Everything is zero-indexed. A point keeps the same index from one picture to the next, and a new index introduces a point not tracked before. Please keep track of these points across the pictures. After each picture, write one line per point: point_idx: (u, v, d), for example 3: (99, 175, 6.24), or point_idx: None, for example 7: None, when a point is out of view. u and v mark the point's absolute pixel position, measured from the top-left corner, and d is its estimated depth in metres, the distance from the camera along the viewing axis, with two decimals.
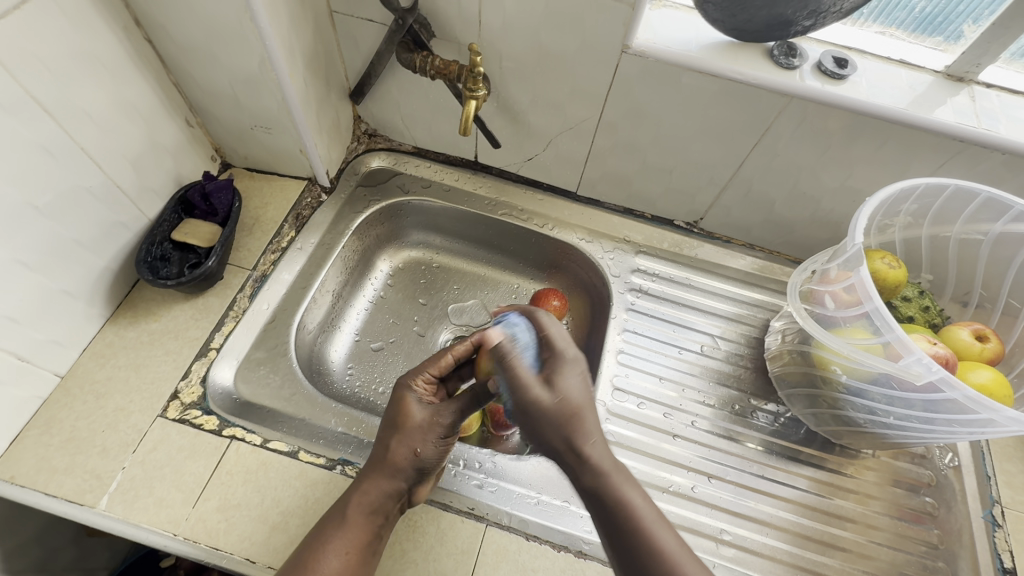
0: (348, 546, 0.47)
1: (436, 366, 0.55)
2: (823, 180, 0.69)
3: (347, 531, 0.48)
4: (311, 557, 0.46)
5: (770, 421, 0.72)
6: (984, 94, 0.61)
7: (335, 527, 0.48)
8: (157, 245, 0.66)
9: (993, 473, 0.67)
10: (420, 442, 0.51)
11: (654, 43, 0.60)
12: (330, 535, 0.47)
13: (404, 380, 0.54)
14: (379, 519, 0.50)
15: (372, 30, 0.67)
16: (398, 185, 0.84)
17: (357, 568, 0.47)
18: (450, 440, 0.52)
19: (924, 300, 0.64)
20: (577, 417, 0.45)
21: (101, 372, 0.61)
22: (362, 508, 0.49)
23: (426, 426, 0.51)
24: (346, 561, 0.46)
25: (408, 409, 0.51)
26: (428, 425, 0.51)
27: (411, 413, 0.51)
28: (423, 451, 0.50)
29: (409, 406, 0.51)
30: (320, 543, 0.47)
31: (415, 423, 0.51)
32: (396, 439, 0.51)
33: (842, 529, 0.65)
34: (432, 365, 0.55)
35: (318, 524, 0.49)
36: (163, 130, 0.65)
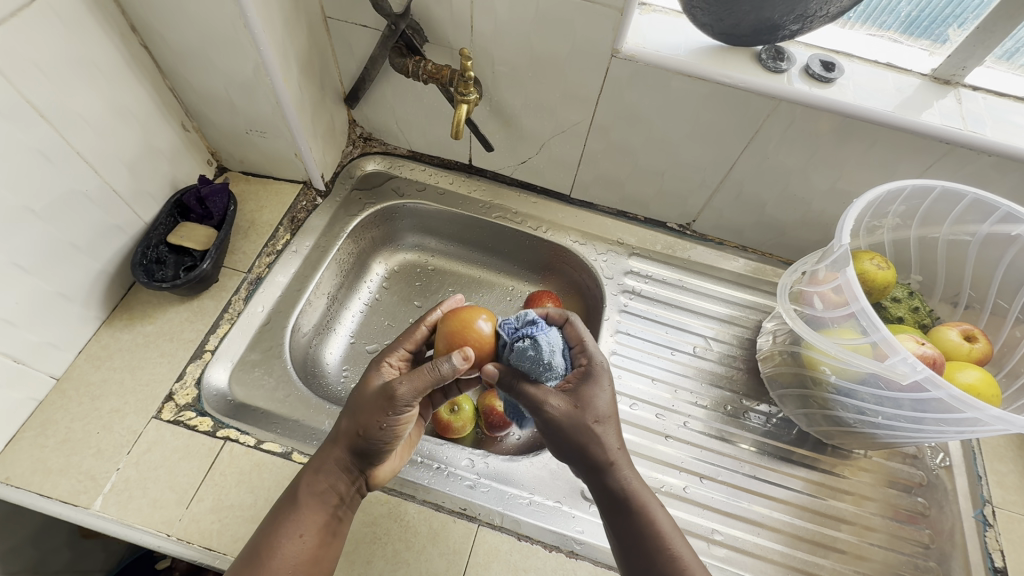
0: (303, 530, 0.49)
1: (410, 343, 0.57)
2: (813, 182, 0.69)
3: (301, 516, 0.49)
4: (268, 541, 0.48)
5: (762, 422, 0.72)
6: (971, 96, 0.61)
7: (290, 511, 0.50)
8: (153, 248, 0.66)
9: (984, 473, 0.67)
10: (364, 420, 0.50)
11: (643, 48, 0.61)
12: (285, 518, 0.49)
13: (376, 359, 0.55)
14: (332, 501, 0.51)
15: (366, 35, 0.68)
16: (393, 188, 0.85)
17: (315, 550, 0.49)
18: (397, 416, 0.49)
19: (914, 301, 0.64)
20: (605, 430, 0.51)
21: (97, 374, 0.61)
22: (314, 492, 0.50)
23: (371, 403, 0.50)
24: (303, 544, 0.48)
25: (365, 386, 0.53)
26: (373, 402, 0.50)
27: (363, 389, 0.52)
28: (366, 430, 0.50)
29: (367, 376, 0.54)
30: (277, 529, 0.49)
31: (366, 400, 0.51)
32: (349, 418, 0.52)
33: (834, 529, 0.65)
34: (408, 343, 0.57)
35: (277, 506, 0.51)
36: (159, 134, 0.66)
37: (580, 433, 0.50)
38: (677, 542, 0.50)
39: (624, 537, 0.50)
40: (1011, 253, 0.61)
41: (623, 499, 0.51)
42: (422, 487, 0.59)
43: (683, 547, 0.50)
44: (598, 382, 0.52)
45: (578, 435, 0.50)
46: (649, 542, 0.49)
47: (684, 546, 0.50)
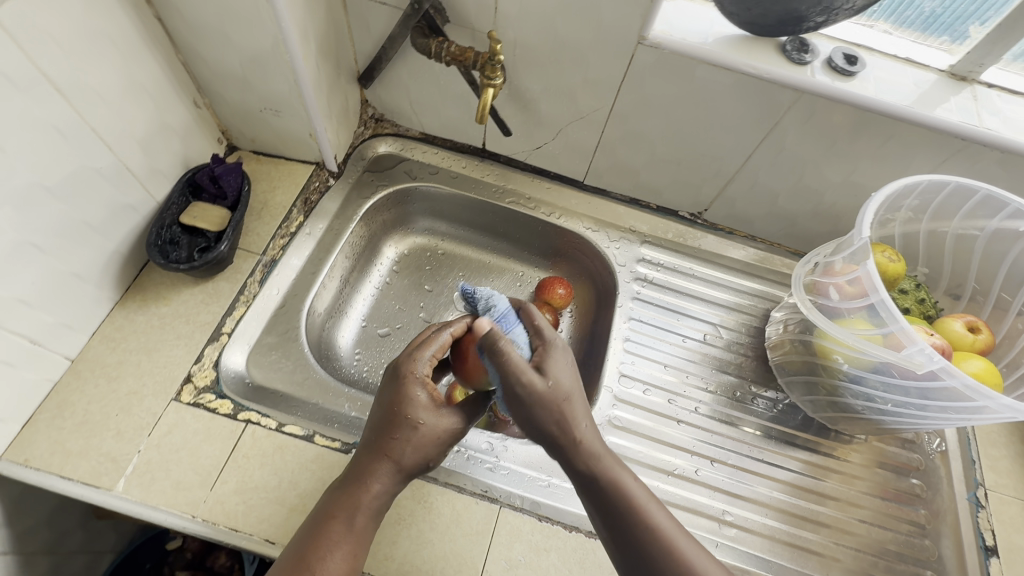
0: (352, 547, 0.47)
1: (438, 349, 0.53)
2: (827, 176, 0.70)
3: (353, 536, 0.47)
4: (316, 563, 0.45)
5: (768, 407, 0.74)
6: (986, 94, 0.63)
7: (340, 530, 0.46)
8: (166, 229, 0.65)
9: (978, 458, 0.70)
10: (431, 449, 0.50)
11: (669, 35, 0.61)
12: (336, 537, 0.46)
13: (415, 373, 0.51)
14: (379, 515, 0.50)
15: (385, 13, 0.66)
16: (405, 170, 0.84)
17: (360, 564, 0.48)
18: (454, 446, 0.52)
19: (920, 293, 0.66)
20: (567, 406, 0.48)
21: (112, 356, 0.60)
22: (367, 513, 0.48)
23: (440, 432, 0.49)
24: (352, 562, 0.46)
25: (422, 412, 0.49)
26: (443, 435, 0.50)
27: (424, 416, 0.49)
28: (432, 461, 0.50)
29: (413, 398, 0.49)
30: (325, 547, 0.45)
31: (429, 435, 0.49)
32: (409, 445, 0.48)
33: (833, 509, 0.68)
34: (432, 347, 0.52)
35: (316, 522, 0.47)
36: (172, 111, 0.64)
37: (552, 411, 0.47)
38: (683, 543, 0.46)
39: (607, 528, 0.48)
40: (1016, 249, 0.62)
41: (579, 463, 0.48)
42: (443, 469, 0.60)
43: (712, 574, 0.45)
44: (558, 357, 0.50)
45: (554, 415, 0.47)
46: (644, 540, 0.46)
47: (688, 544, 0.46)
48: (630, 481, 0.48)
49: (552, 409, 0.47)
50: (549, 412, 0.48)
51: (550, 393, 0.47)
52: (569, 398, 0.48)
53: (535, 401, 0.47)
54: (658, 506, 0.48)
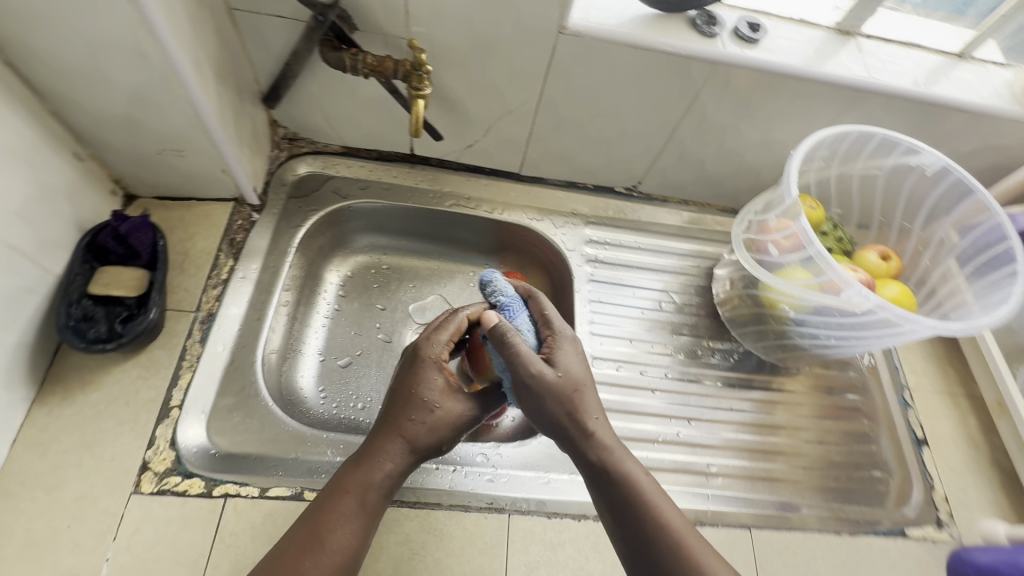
0: (360, 524, 0.48)
1: (456, 333, 0.56)
2: (745, 137, 0.75)
3: (363, 512, 0.48)
4: (324, 533, 0.46)
5: (726, 358, 0.80)
6: (867, 45, 0.69)
7: (348, 504, 0.48)
8: (76, 305, 0.56)
9: (900, 364, 0.80)
10: (445, 432, 0.52)
11: (587, 22, 0.61)
12: (343, 510, 0.47)
13: (431, 356, 0.53)
14: (392, 496, 0.51)
15: (284, 27, 0.61)
16: (333, 190, 0.79)
17: (369, 542, 0.48)
18: (465, 433, 0.54)
19: (838, 232, 0.74)
20: (580, 392, 0.51)
21: (44, 462, 0.53)
22: (381, 491, 0.49)
23: (451, 415, 0.52)
24: (359, 538, 0.47)
25: (439, 394, 0.52)
26: (454, 419, 0.52)
27: (439, 399, 0.52)
28: (443, 446, 0.52)
29: (430, 380, 0.52)
30: (333, 518, 0.47)
31: (446, 418, 0.51)
32: (424, 425, 0.51)
33: (795, 437, 0.75)
34: (450, 331, 0.56)
35: (327, 496, 0.48)
36: (52, 171, 0.55)
37: (562, 398, 0.51)
38: (696, 546, 0.47)
39: (614, 513, 0.49)
40: (911, 179, 0.71)
41: (604, 468, 0.50)
42: (445, 492, 0.59)
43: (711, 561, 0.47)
44: (569, 348, 0.54)
45: (567, 405, 0.50)
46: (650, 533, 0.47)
47: (702, 547, 0.47)
48: (640, 476, 0.50)
49: (563, 399, 0.50)
50: (558, 399, 0.51)
51: (563, 384, 0.51)
52: (580, 388, 0.51)
53: (540, 390, 0.51)
54: (666, 499, 0.49)
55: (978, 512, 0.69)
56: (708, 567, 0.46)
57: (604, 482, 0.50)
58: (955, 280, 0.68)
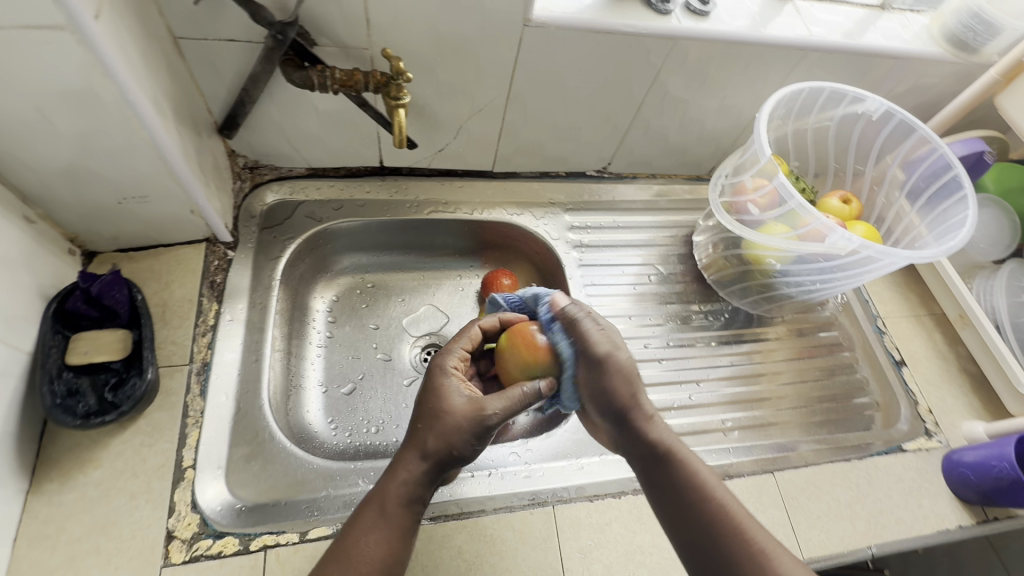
0: (386, 536, 0.46)
1: (469, 342, 0.58)
2: (705, 106, 0.78)
3: (387, 523, 0.46)
4: (351, 549, 0.45)
5: (717, 318, 0.85)
6: (803, 6, 0.74)
7: (372, 517, 0.46)
8: (58, 379, 0.51)
9: (869, 296, 0.87)
10: (457, 434, 0.49)
11: (550, 12, 0.61)
12: (368, 524, 0.46)
13: (441, 364, 0.54)
14: (418, 510, 0.48)
15: (237, 51, 0.57)
16: (306, 214, 0.76)
17: (400, 557, 0.46)
18: (484, 437, 0.51)
19: (801, 184, 0.78)
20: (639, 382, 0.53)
21: (55, 555, 0.48)
22: (399, 501, 0.47)
23: (462, 417, 0.49)
24: (386, 551, 0.46)
25: (447, 398, 0.51)
26: (463, 419, 0.49)
27: (446, 400, 0.50)
28: (458, 452, 0.49)
29: (441, 386, 0.52)
30: (358, 532, 0.46)
31: (454, 418, 0.49)
32: (434, 429, 0.49)
33: (789, 381, 0.81)
34: (465, 342, 0.58)
35: (354, 514, 0.48)
36: (5, 239, 0.50)
37: (624, 388, 0.53)
38: (758, 536, 0.48)
39: (670, 515, 0.51)
40: (859, 126, 0.76)
41: (665, 458, 0.52)
42: (487, 498, 0.59)
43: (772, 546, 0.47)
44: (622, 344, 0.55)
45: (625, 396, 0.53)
46: (714, 522, 0.49)
47: (766, 539, 0.48)
48: (702, 470, 0.52)
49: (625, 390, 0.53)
50: (626, 389, 0.53)
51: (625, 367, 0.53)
52: (636, 390, 0.53)
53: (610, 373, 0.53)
54: (731, 496, 0.50)
55: (957, 416, 0.77)
56: (770, 550, 0.47)
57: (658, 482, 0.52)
58: (909, 217, 0.75)
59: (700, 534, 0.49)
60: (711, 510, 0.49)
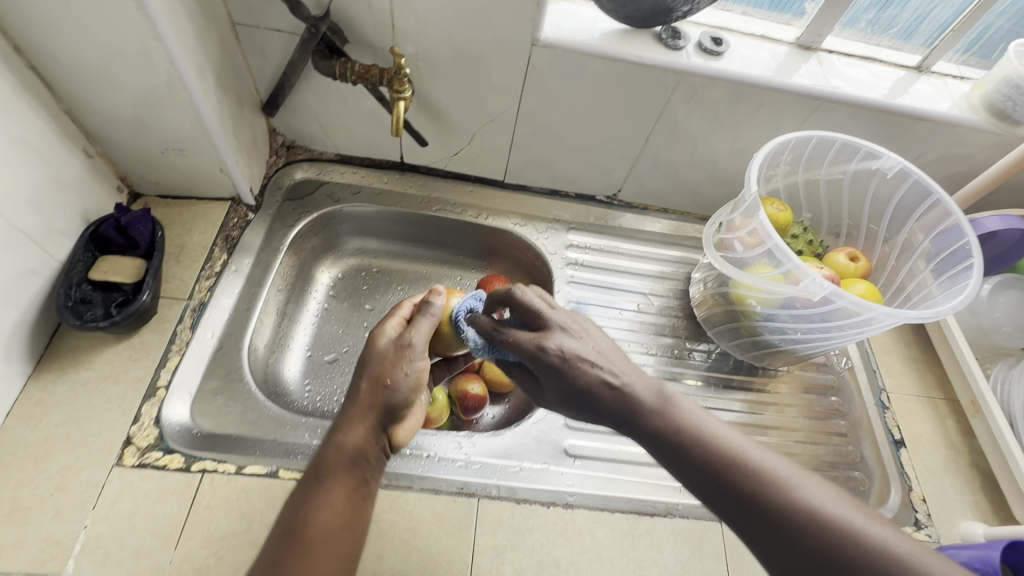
0: (335, 501, 0.47)
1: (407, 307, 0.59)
2: (716, 145, 0.79)
3: (331, 487, 0.47)
4: (298, 516, 0.46)
5: (704, 358, 0.82)
6: (827, 59, 0.74)
7: (318, 484, 0.48)
8: (76, 287, 0.60)
9: (878, 367, 0.81)
10: (388, 370, 0.52)
11: (559, 35, 0.66)
12: (314, 492, 0.47)
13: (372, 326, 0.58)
14: (361, 468, 0.49)
15: (281, 40, 0.67)
16: (326, 194, 0.83)
17: (347, 515, 0.47)
18: (415, 364, 0.53)
19: (808, 235, 0.76)
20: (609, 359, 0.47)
21: (34, 434, 0.55)
22: (341, 461, 0.48)
23: (386, 351, 0.53)
24: (333, 513, 0.46)
25: (373, 343, 0.55)
26: (389, 353, 0.53)
27: (375, 344, 0.54)
28: (389, 381, 0.51)
29: (374, 337, 0.55)
30: (303, 502, 0.47)
31: (378, 355, 0.53)
32: (366, 377, 0.52)
33: (771, 436, 0.76)
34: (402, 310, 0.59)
35: (299, 487, 0.48)
36: (63, 165, 0.60)
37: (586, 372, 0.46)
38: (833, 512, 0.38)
39: (729, 508, 0.41)
40: (874, 183, 0.74)
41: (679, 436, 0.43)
42: (416, 476, 0.61)
43: (866, 520, 0.38)
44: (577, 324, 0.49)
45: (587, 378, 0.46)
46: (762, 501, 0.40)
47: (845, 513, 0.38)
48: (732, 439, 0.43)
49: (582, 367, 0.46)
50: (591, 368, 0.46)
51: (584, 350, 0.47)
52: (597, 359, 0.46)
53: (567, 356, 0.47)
54: (783, 463, 0.41)
55: (956, 513, 0.69)
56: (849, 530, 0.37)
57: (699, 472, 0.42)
58: (922, 274, 0.70)
59: (771, 527, 0.39)
60: (775, 493, 0.39)
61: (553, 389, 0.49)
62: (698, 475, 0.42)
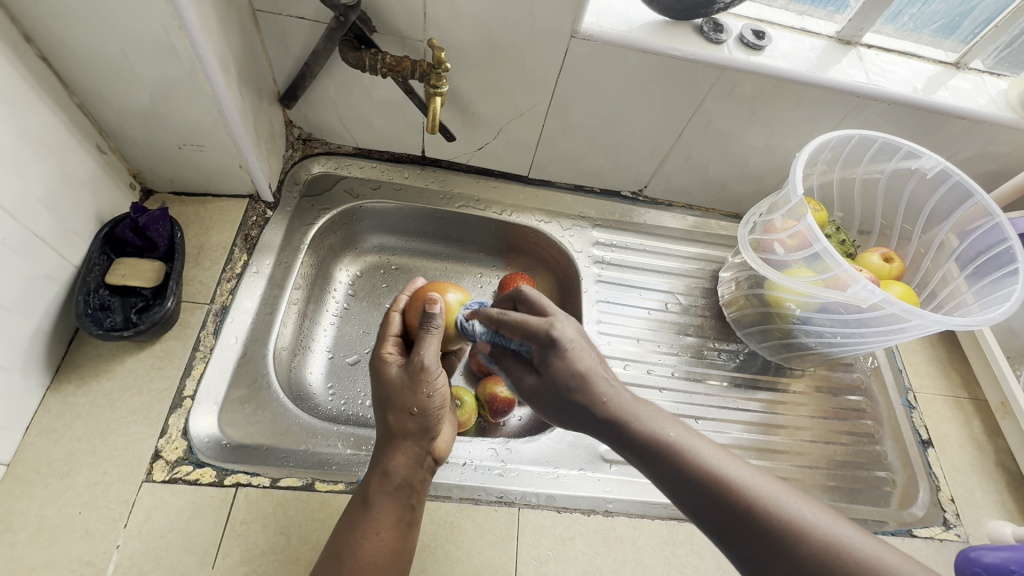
0: (382, 528, 0.47)
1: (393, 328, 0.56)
2: (750, 142, 0.77)
3: (376, 515, 0.47)
4: (348, 546, 0.46)
5: (731, 358, 0.81)
6: (867, 54, 0.72)
7: (364, 513, 0.47)
8: (93, 293, 0.57)
9: (903, 366, 0.81)
10: (413, 399, 0.50)
11: (599, 27, 0.63)
12: (360, 521, 0.47)
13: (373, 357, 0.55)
14: (405, 493, 0.49)
15: (304, 28, 0.63)
16: (346, 190, 0.80)
17: (395, 541, 0.47)
18: (435, 387, 0.50)
19: (841, 235, 0.74)
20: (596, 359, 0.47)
21: (57, 449, 0.53)
22: (383, 491, 0.48)
23: (403, 380, 0.51)
24: (381, 541, 0.46)
25: (387, 373, 0.52)
26: (405, 380, 0.50)
27: (390, 374, 0.52)
28: (416, 407, 0.50)
29: (383, 368, 0.53)
30: (351, 533, 0.46)
31: (397, 385, 0.51)
32: (393, 409, 0.50)
33: (799, 437, 0.76)
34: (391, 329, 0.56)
35: (345, 515, 0.48)
36: (75, 162, 0.56)
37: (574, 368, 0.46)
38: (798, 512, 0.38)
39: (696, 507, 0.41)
40: (912, 182, 0.73)
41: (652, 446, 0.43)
42: (455, 486, 0.60)
43: (830, 522, 0.38)
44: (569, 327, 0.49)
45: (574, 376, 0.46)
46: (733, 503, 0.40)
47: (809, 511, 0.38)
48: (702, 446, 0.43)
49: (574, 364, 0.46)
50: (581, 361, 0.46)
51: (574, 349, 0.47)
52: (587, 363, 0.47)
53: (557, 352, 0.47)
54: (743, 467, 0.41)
55: (984, 512, 0.70)
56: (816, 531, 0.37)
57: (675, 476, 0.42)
58: (956, 282, 0.70)
59: (738, 526, 0.39)
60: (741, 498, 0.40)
61: (542, 384, 0.48)
62: (670, 478, 0.42)
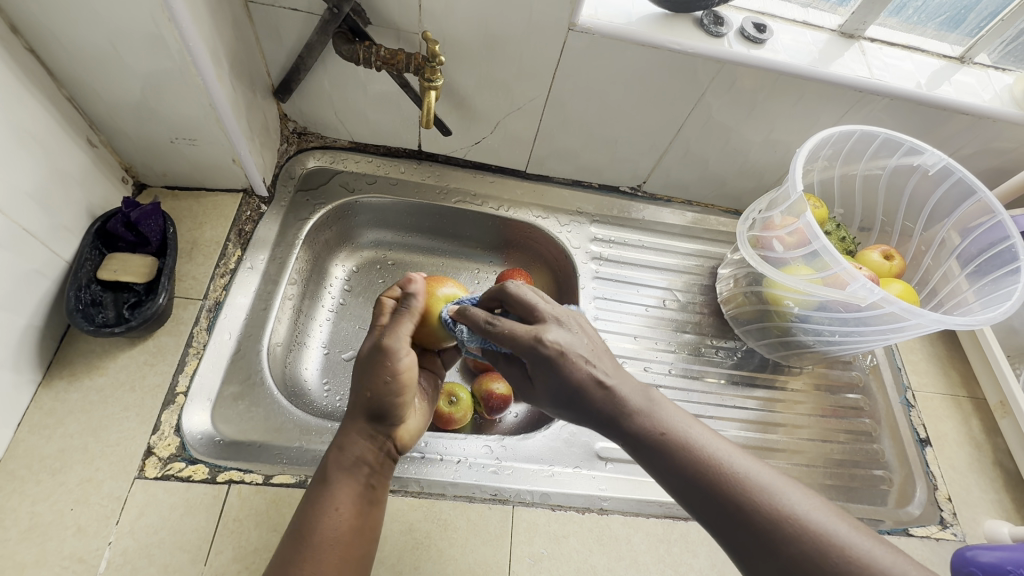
0: (342, 504, 0.46)
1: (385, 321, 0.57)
2: (750, 137, 0.76)
3: (336, 492, 0.46)
4: (305, 524, 0.45)
5: (729, 356, 0.81)
6: (870, 48, 0.71)
7: (322, 490, 0.46)
8: (85, 289, 0.57)
9: (902, 364, 0.81)
10: (375, 379, 0.48)
11: (597, 20, 0.62)
12: (318, 498, 0.46)
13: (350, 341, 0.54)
14: (365, 472, 0.48)
15: (298, 20, 0.62)
16: (341, 184, 0.79)
17: (354, 521, 0.46)
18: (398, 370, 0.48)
19: (841, 232, 0.73)
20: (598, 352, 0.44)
21: (49, 445, 0.52)
22: (341, 467, 0.47)
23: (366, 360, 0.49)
24: (341, 518, 0.45)
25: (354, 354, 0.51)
26: (369, 361, 0.49)
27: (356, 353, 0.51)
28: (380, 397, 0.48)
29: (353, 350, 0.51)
30: (311, 509, 0.45)
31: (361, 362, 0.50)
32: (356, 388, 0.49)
33: (797, 435, 0.75)
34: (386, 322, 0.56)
35: (305, 496, 0.47)
36: (65, 156, 0.56)
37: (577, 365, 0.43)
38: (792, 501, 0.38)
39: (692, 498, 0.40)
40: (914, 179, 0.72)
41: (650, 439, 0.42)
42: (449, 484, 0.60)
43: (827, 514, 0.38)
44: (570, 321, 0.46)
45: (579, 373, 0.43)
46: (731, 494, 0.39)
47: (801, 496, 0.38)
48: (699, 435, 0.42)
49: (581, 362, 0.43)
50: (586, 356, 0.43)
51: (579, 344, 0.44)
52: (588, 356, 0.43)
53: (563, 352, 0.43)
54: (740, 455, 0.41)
55: (981, 512, 0.69)
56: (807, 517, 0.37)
57: (679, 478, 0.41)
58: (956, 280, 0.69)
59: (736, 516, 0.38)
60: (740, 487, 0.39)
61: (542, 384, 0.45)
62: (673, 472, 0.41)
